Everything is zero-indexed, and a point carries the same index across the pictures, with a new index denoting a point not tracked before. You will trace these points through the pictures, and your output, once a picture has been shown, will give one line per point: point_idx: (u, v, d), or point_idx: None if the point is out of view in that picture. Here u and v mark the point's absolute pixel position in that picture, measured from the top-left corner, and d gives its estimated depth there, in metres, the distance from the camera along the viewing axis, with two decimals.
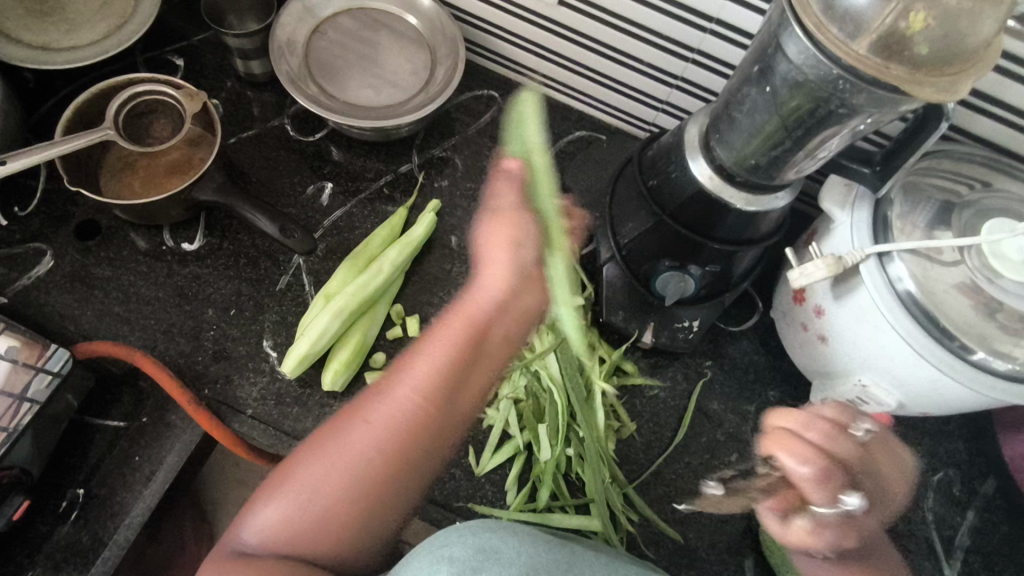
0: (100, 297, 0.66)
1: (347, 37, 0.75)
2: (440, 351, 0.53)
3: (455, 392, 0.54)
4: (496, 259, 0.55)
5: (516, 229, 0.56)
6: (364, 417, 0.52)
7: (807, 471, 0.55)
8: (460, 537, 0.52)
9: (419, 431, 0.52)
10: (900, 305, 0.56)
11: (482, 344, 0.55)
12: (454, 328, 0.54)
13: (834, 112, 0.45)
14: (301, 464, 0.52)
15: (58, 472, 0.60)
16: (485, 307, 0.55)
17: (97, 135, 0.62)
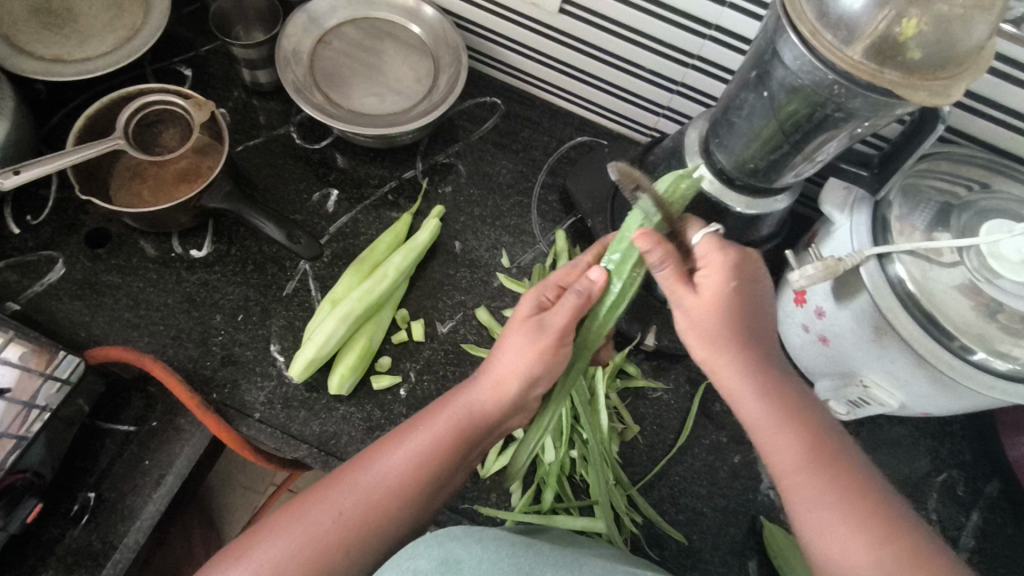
0: (110, 303, 0.67)
1: (351, 46, 0.76)
2: (427, 446, 0.52)
3: (435, 492, 0.52)
4: (520, 370, 0.54)
5: (558, 350, 0.55)
6: (335, 504, 0.49)
7: (689, 287, 0.51)
8: (425, 548, 0.47)
9: (387, 529, 0.50)
10: (900, 306, 0.56)
11: (471, 446, 0.54)
12: (443, 423, 0.53)
13: (830, 116, 0.46)
14: (253, 551, 0.47)
15: (69, 476, 0.61)
16: (483, 413, 0.54)
17: (106, 146, 0.63)
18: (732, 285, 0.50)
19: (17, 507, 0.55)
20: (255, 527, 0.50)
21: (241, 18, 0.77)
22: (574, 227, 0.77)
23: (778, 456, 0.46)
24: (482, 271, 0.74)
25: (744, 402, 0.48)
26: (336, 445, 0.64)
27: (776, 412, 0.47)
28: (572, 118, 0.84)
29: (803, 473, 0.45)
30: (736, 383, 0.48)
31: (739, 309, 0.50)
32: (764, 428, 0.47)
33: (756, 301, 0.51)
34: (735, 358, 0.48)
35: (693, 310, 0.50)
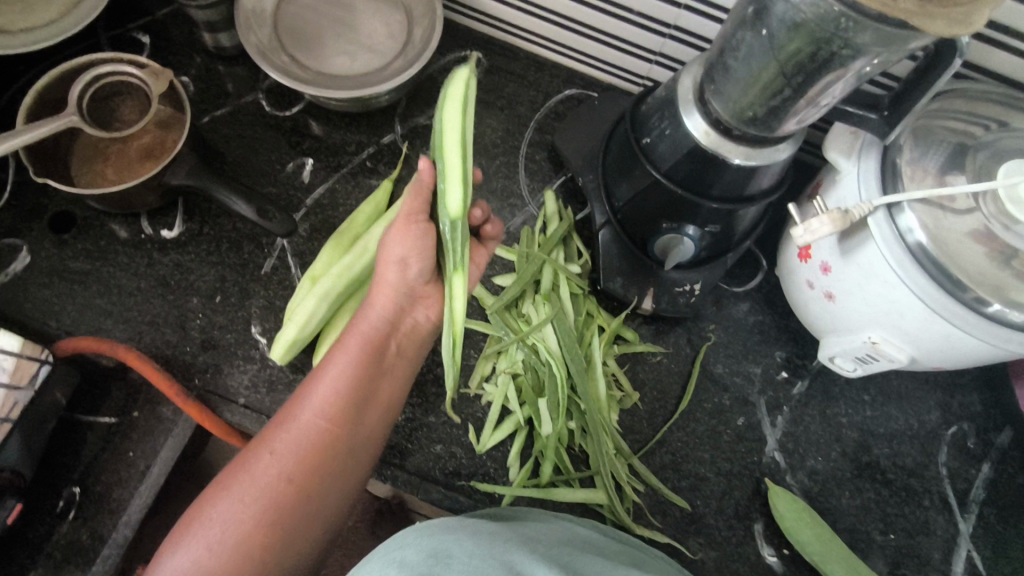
0: (81, 290, 0.64)
1: (318, 2, 0.71)
2: (341, 368, 0.54)
3: (360, 413, 0.54)
4: (393, 256, 0.55)
5: (416, 228, 0.54)
6: (269, 446, 0.52)
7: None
8: (415, 540, 0.49)
9: (328, 457, 0.52)
10: (911, 259, 0.53)
11: (383, 355, 0.57)
12: (351, 345, 0.55)
13: (837, 55, 0.41)
14: (212, 506, 0.50)
15: (52, 471, 0.60)
16: (382, 322, 0.56)
17: (62, 123, 0.59)
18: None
19: None
20: (210, 488, 0.52)
21: None
22: (564, 186, 0.74)
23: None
24: None
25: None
26: None
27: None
28: (559, 70, 0.79)
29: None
30: None
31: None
32: None
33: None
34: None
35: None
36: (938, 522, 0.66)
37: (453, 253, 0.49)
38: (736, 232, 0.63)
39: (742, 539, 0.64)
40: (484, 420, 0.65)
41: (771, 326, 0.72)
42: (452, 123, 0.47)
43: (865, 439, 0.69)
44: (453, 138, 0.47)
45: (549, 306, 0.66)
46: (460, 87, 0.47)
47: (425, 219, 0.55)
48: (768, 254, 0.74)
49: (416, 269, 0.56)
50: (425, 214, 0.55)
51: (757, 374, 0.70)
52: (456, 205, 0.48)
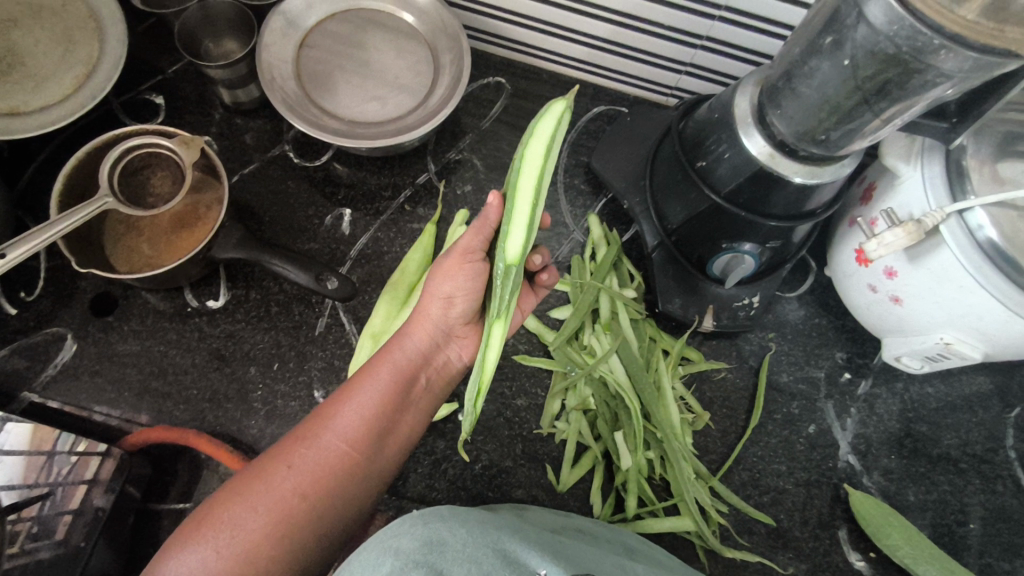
0: (134, 374, 0.62)
1: (337, 45, 0.68)
2: (371, 391, 0.51)
3: (387, 442, 0.51)
4: (441, 290, 0.54)
5: (470, 266, 0.52)
6: (289, 459, 0.47)
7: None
8: (409, 528, 0.43)
9: (347, 477, 0.48)
10: (988, 263, 0.53)
11: (415, 385, 0.54)
12: (384, 369, 0.53)
13: (929, 82, 0.40)
14: (218, 515, 0.45)
15: (134, 565, 0.58)
16: (417, 353, 0.55)
17: (97, 207, 0.57)
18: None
19: None
20: (214, 499, 0.47)
21: (209, 30, 0.68)
22: (608, 208, 0.73)
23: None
24: None
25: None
26: None
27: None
28: (584, 87, 0.77)
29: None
30: None
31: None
32: None
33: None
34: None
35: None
36: (1014, 507, 0.67)
37: (500, 298, 0.44)
38: (795, 244, 0.62)
39: (828, 547, 0.64)
40: (560, 459, 0.64)
41: (829, 329, 0.72)
42: (534, 158, 0.43)
43: (936, 432, 0.69)
44: (528, 180, 0.43)
45: (611, 336, 0.65)
46: (550, 128, 0.43)
47: (482, 257, 0.53)
48: (817, 255, 0.74)
49: (460, 304, 0.54)
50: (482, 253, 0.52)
51: (821, 378, 0.70)
52: (515, 249, 0.44)
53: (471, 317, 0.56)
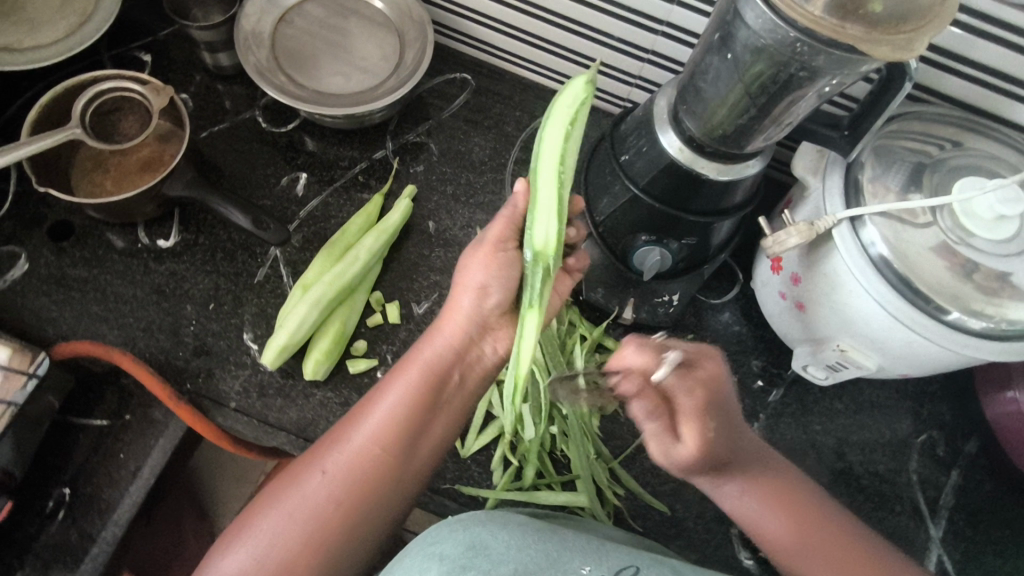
0: (78, 298, 0.66)
1: (314, 25, 0.74)
2: (398, 392, 0.53)
3: (414, 435, 0.52)
4: (472, 283, 0.53)
5: (501, 254, 0.54)
6: (320, 467, 0.51)
7: (665, 426, 0.53)
8: (452, 533, 0.50)
9: (376, 483, 0.51)
10: (874, 269, 0.56)
11: (447, 383, 0.54)
12: (415, 372, 0.53)
13: (796, 76, 0.45)
14: (258, 521, 0.50)
15: (43, 473, 0.61)
16: (450, 353, 0.54)
17: (63, 136, 0.62)
18: (699, 399, 0.52)
19: None
20: (262, 497, 0.52)
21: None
22: None
23: (766, 530, 0.56)
24: (456, 250, 0.72)
25: (723, 496, 0.58)
26: (313, 431, 0.63)
27: (755, 502, 0.56)
28: (544, 92, 0.82)
29: (753, 508, 0.56)
30: (708, 483, 0.57)
31: (713, 420, 0.54)
32: (755, 517, 0.56)
33: (724, 404, 0.56)
34: (714, 474, 0.56)
35: (670, 424, 0.53)
36: (908, 527, 0.69)
37: (531, 288, 0.48)
38: (712, 245, 0.66)
39: (719, 543, 0.65)
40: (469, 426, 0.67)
41: (748, 337, 0.75)
42: (551, 144, 0.48)
43: (840, 447, 0.72)
44: (548, 161, 0.47)
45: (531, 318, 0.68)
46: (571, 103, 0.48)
47: (514, 247, 0.54)
48: (744, 267, 0.77)
49: (494, 297, 0.53)
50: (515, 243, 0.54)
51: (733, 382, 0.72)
52: (543, 237, 0.48)
53: (509, 309, 0.55)
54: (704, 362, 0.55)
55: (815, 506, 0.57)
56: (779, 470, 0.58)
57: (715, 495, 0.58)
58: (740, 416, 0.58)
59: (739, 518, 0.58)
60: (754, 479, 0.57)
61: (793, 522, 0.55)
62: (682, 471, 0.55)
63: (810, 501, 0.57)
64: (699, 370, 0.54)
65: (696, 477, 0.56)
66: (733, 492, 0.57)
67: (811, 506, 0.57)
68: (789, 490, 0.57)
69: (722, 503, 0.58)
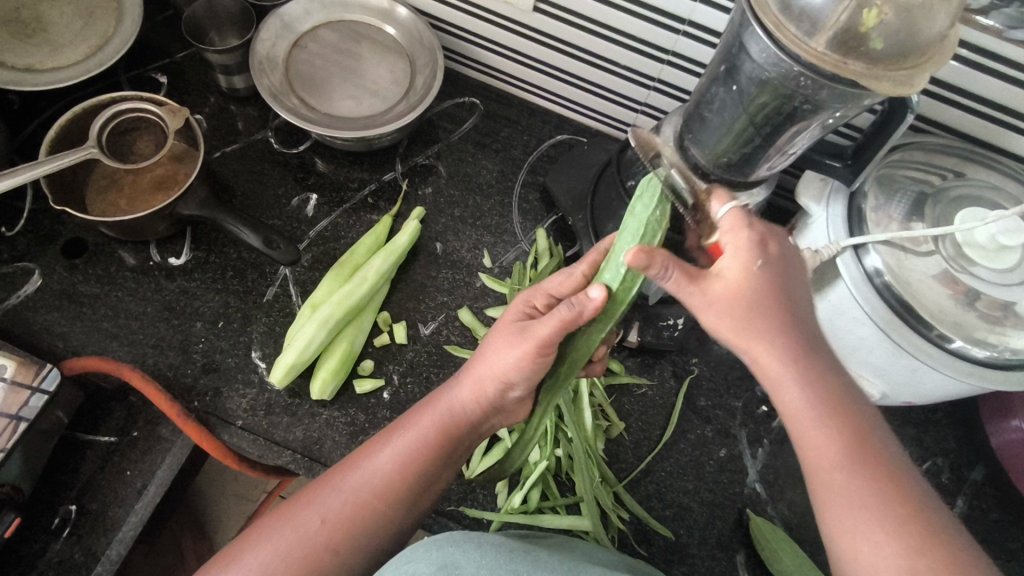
0: (89, 314, 0.67)
1: (327, 49, 0.76)
2: (407, 448, 0.53)
3: (418, 494, 0.53)
4: (500, 374, 0.53)
5: (539, 359, 0.52)
6: (318, 509, 0.50)
7: (711, 272, 0.45)
8: (423, 553, 0.49)
9: (373, 531, 0.51)
10: (877, 296, 0.56)
11: (455, 447, 0.55)
12: (424, 428, 0.54)
13: (800, 108, 0.46)
14: (247, 553, 0.48)
15: (51, 489, 0.62)
16: (463, 418, 0.54)
17: (79, 155, 0.63)
18: (758, 264, 0.45)
19: None
20: (251, 530, 0.51)
21: (214, 23, 0.77)
22: (555, 225, 0.76)
23: (815, 444, 0.43)
24: (463, 272, 0.73)
25: (783, 385, 0.43)
26: (319, 451, 0.63)
27: (819, 406, 0.43)
28: (551, 117, 0.84)
29: (812, 412, 0.43)
30: (769, 363, 0.43)
31: (771, 283, 0.45)
32: (807, 430, 0.43)
33: (790, 281, 0.46)
34: (779, 347, 0.43)
35: (709, 288, 0.45)
36: None
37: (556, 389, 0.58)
38: None
39: (723, 569, 0.65)
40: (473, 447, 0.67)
41: None
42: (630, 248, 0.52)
43: None
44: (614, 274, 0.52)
45: None
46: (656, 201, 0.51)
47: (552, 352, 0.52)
48: None
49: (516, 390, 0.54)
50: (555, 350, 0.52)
51: (739, 408, 0.72)
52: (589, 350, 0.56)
53: (527, 395, 0.57)
54: (768, 228, 0.47)
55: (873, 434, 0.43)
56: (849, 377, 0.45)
57: (763, 371, 0.44)
58: (812, 312, 0.47)
59: (790, 422, 0.44)
60: (818, 378, 0.43)
61: (846, 435, 0.43)
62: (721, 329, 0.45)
63: (863, 411, 0.44)
64: (753, 227, 0.46)
65: (744, 340, 0.44)
66: (799, 392, 0.43)
67: (860, 416, 0.44)
68: (846, 401, 0.44)
69: (771, 381, 0.44)
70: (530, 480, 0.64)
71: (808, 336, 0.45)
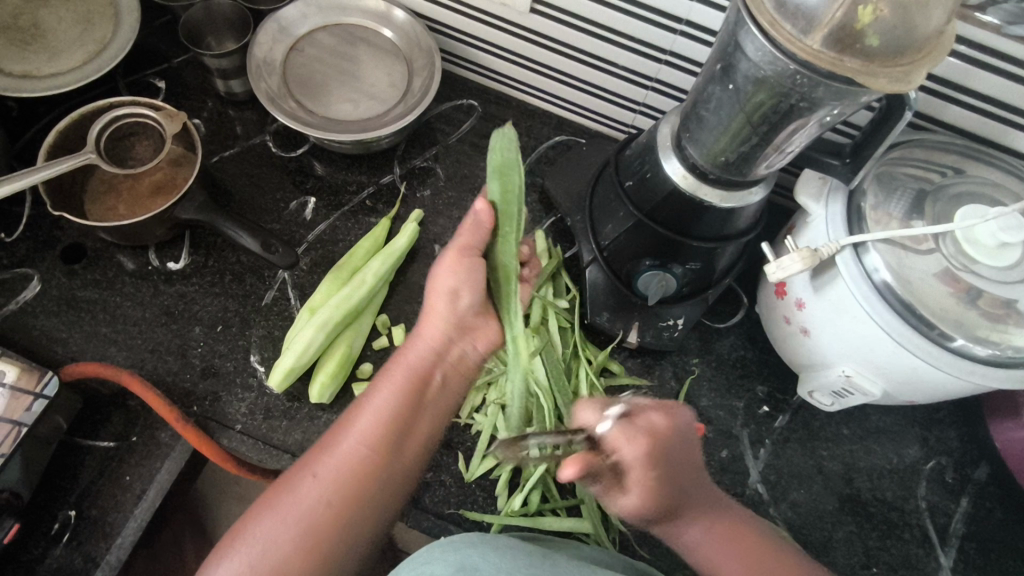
0: (88, 319, 0.67)
1: (325, 53, 0.76)
2: (387, 395, 0.55)
3: (405, 431, 0.54)
4: (443, 286, 0.58)
5: (466, 259, 0.58)
6: (313, 470, 0.51)
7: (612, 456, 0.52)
8: (441, 553, 0.49)
9: (371, 482, 0.51)
10: (877, 295, 0.55)
11: (430, 385, 0.57)
12: (400, 375, 0.56)
13: (796, 106, 0.46)
14: (248, 527, 0.49)
15: (51, 495, 0.62)
16: (429, 353, 0.57)
17: (78, 161, 0.63)
18: (655, 469, 0.52)
19: None
20: (252, 509, 0.51)
21: (211, 27, 0.78)
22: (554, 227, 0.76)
23: (724, 573, 0.54)
24: None
25: (688, 538, 0.55)
26: None
27: (730, 551, 0.54)
28: (549, 117, 0.84)
29: (715, 549, 0.54)
30: (682, 526, 0.55)
31: (665, 466, 0.52)
32: (728, 565, 0.54)
33: (681, 461, 0.54)
34: (689, 517, 0.55)
35: (625, 480, 0.52)
36: (918, 555, 0.68)
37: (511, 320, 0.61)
38: (716, 270, 0.66)
39: None
40: (473, 449, 0.67)
41: (754, 362, 0.75)
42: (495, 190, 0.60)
43: (848, 473, 0.71)
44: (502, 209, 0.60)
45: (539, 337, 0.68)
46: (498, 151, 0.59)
47: (477, 253, 0.59)
48: (748, 291, 0.78)
49: (465, 300, 0.58)
50: (477, 249, 0.59)
51: (740, 408, 0.73)
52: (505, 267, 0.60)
53: (478, 306, 0.59)
54: (654, 419, 0.54)
55: (773, 552, 0.55)
56: (740, 515, 0.57)
57: (675, 540, 0.56)
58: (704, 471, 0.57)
59: (706, 570, 0.55)
60: (710, 522, 0.55)
61: (747, 558, 0.54)
62: (641, 519, 0.54)
63: (759, 533, 0.56)
64: (641, 437, 0.52)
65: (655, 526, 0.55)
66: (699, 536, 0.55)
67: (760, 541, 0.55)
68: (750, 534, 0.56)
69: (688, 549, 0.56)
70: (531, 482, 0.63)
71: (701, 499, 0.56)
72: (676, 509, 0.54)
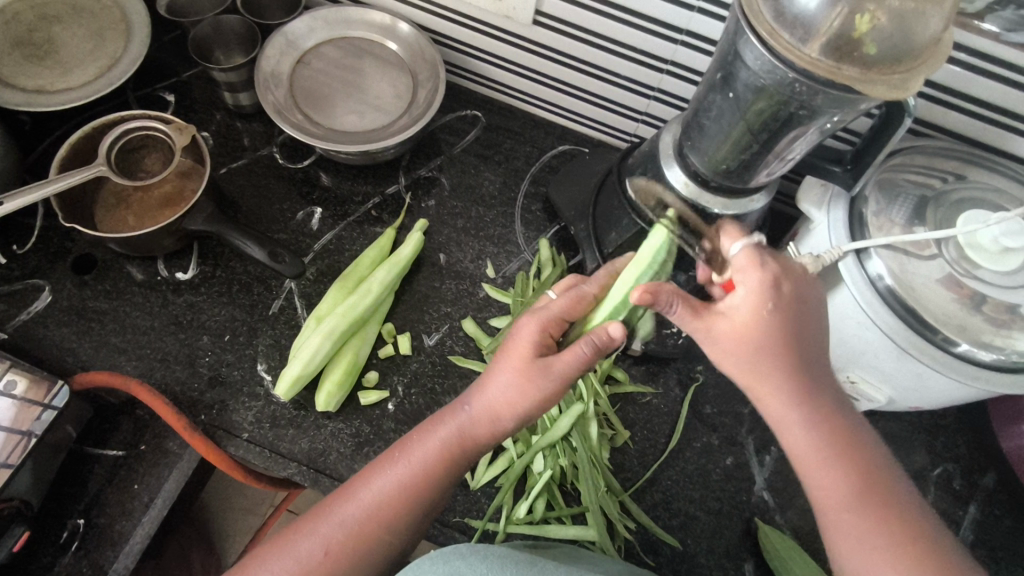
0: (98, 329, 0.68)
1: (331, 65, 0.77)
2: (412, 473, 0.52)
3: (419, 514, 0.52)
4: (507, 403, 0.50)
5: (547, 397, 0.50)
6: (318, 535, 0.50)
7: (719, 311, 0.47)
8: (431, 565, 0.49)
9: (374, 554, 0.51)
10: (878, 299, 0.55)
11: (464, 466, 0.53)
12: (434, 451, 0.52)
13: (796, 114, 0.46)
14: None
15: (60, 503, 0.62)
16: (474, 442, 0.52)
17: (89, 173, 0.64)
18: (770, 307, 0.46)
19: (4, 537, 0.57)
20: (254, 555, 0.52)
21: (220, 43, 0.79)
22: (558, 235, 0.77)
23: (802, 457, 0.46)
24: (466, 282, 0.74)
25: (791, 427, 0.46)
26: (325, 462, 0.64)
27: (824, 437, 0.46)
28: (552, 127, 0.85)
29: (823, 455, 0.45)
30: (775, 399, 0.46)
31: (780, 332, 0.46)
32: (813, 458, 0.45)
33: (807, 330, 0.48)
34: (789, 389, 0.46)
35: (718, 328, 0.47)
36: None
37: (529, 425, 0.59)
38: None
39: None
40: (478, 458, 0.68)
41: None
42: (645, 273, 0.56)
43: None
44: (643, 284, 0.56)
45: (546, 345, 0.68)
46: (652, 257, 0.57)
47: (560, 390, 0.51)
48: None
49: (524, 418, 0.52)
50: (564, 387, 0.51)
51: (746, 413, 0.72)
52: None
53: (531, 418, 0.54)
54: (778, 259, 0.49)
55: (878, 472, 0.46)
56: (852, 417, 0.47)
57: (773, 413, 0.46)
58: (824, 354, 0.48)
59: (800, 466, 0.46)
60: (826, 424, 0.46)
61: (872, 512, 0.44)
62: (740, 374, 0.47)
63: (868, 448, 0.47)
64: (765, 272, 0.47)
65: (762, 383, 0.46)
66: (808, 437, 0.46)
67: (861, 451, 0.46)
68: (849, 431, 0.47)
69: (779, 422, 0.46)
70: (535, 489, 0.64)
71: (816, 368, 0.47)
72: (780, 363, 0.45)
